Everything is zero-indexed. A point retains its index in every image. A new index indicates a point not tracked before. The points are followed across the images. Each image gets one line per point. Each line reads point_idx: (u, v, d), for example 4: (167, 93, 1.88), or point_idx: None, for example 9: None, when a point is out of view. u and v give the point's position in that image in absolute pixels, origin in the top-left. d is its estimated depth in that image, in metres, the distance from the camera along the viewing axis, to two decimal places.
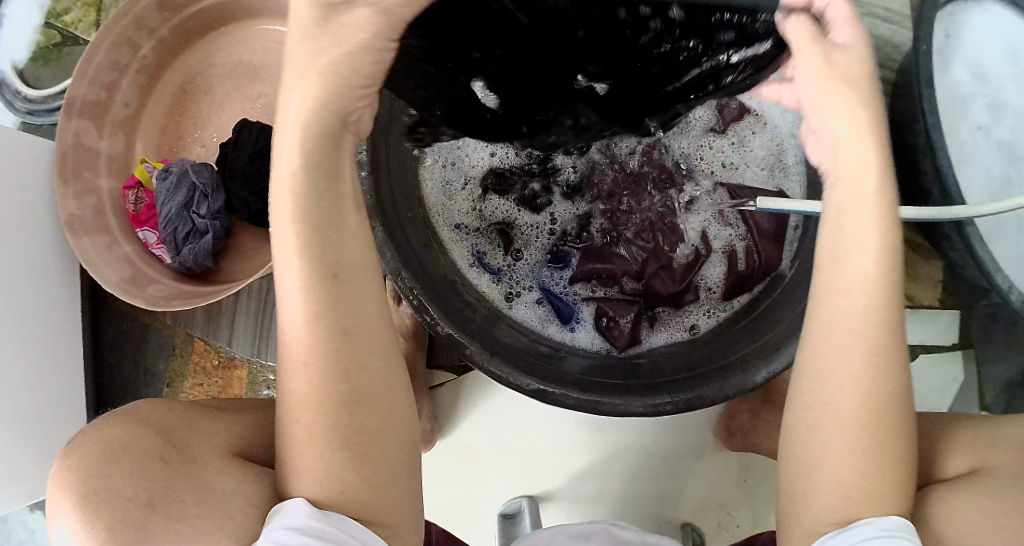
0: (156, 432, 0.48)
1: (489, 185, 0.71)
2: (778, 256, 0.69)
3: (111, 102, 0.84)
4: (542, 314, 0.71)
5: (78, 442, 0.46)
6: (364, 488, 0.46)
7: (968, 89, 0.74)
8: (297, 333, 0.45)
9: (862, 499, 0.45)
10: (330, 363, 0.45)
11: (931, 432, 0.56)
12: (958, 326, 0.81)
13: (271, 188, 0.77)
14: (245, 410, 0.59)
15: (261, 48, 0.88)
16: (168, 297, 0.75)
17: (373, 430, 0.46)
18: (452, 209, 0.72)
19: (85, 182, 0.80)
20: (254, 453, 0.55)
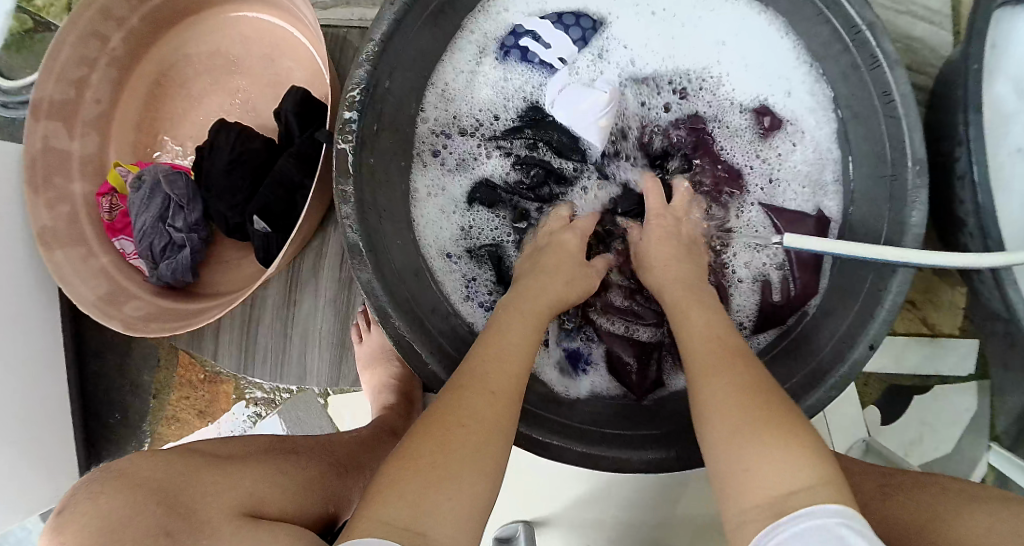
0: (157, 500, 0.46)
1: (479, 202, 0.72)
2: (815, 283, 0.68)
3: (81, 100, 0.78)
4: (553, 352, 0.69)
5: (66, 517, 0.44)
6: (444, 491, 0.43)
7: (1012, 106, 0.68)
8: (492, 368, 0.50)
9: (774, 480, 0.41)
10: (502, 396, 0.49)
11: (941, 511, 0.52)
12: (976, 355, 0.78)
13: (250, 201, 0.72)
14: (258, 460, 0.56)
15: (238, 37, 0.81)
16: (147, 318, 0.72)
17: (488, 449, 0.46)
18: (443, 232, 0.72)
19: (57, 189, 0.75)
20: (270, 508, 0.52)
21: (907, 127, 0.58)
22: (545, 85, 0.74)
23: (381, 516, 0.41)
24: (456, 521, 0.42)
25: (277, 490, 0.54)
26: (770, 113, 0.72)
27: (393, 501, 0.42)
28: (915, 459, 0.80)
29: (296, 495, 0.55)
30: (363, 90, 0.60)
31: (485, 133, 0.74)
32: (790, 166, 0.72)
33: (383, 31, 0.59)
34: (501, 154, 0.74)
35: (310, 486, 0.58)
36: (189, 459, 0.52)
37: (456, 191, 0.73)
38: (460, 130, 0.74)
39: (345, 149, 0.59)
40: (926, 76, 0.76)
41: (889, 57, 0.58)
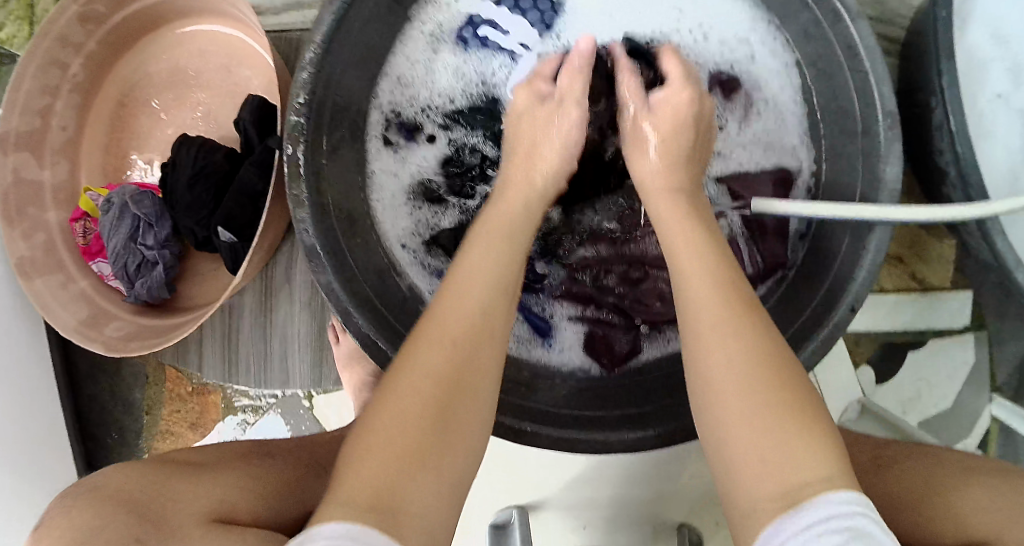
0: (128, 509, 0.46)
1: (422, 193, 0.71)
2: (781, 249, 0.67)
3: (46, 128, 0.79)
4: (524, 332, 0.68)
5: (48, 529, 0.45)
6: (415, 458, 0.41)
7: (985, 52, 0.66)
8: (444, 306, 0.48)
9: (794, 465, 0.38)
10: (463, 340, 0.46)
11: (939, 482, 0.51)
12: (970, 308, 0.77)
13: (214, 214, 0.72)
14: (233, 466, 0.58)
15: (195, 50, 0.81)
16: (126, 337, 0.73)
17: (450, 399, 0.43)
18: (398, 226, 0.70)
19: (31, 218, 0.76)
20: (243, 516, 0.52)
21: (874, 80, 0.57)
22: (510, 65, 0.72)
23: (346, 498, 0.38)
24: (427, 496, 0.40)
25: (249, 494, 0.54)
26: (727, 82, 0.70)
27: (361, 472, 0.40)
28: (913, 416, 0.78)
29: (268, 493, 0.56)
30: (308, 94, 0.60)
31: (439, 124, 0.72)
32: (751, 132, 0.70)
33: (324, 33, 0.59)
34: (454, 148, 0.72)
35: (283, 490, 0.58)
36: (161, 471, 0.52)
37: (407, 183, 0.71)
38: (413, 120, 0.72)
39: (294, 152, 0.59)
40: (896, 27, 0.74)
41: (852, 10, 0.56)
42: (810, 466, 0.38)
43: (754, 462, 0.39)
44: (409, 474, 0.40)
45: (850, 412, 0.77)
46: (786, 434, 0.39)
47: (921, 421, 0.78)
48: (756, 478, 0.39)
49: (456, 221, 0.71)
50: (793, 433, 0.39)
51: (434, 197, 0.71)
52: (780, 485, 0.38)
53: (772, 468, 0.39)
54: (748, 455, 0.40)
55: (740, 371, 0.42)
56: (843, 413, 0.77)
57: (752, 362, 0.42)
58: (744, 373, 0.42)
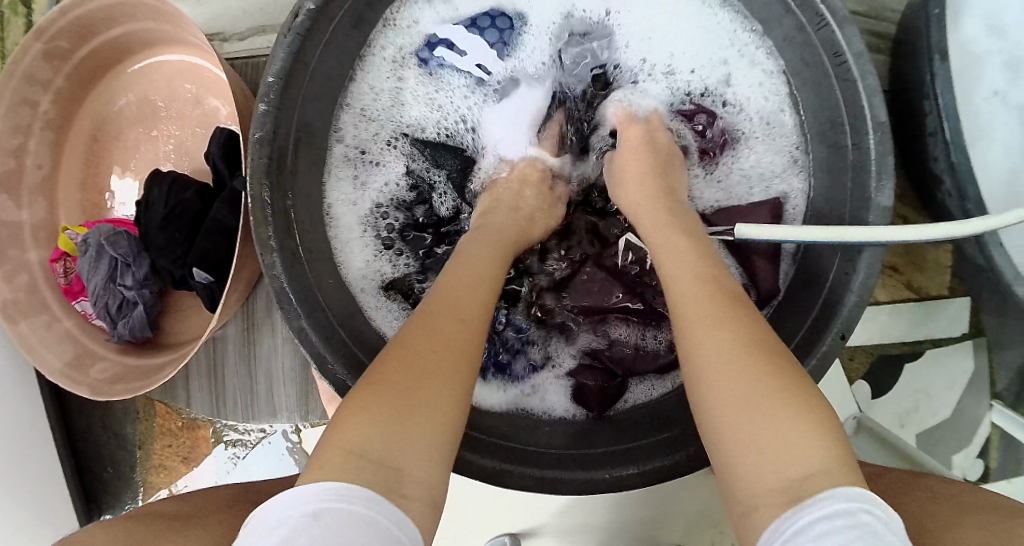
0: None
1: (387, 229, 0.69)
2: (774, 271, 0.64)
3: (21, 168, 0.78)
4: (498, 384, 0.66)
5: None
6: (420, 414, 0.41)
7: (983, 45, 0.60)
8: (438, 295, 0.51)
9: (794, 458, 0.38)
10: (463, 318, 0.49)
11: (930, 517, 0.49)
12: (968, 313, 0.73)
13: (190, 252, 0.71)
14: (212, 520, 0.57)
15: (163, 80, 0.80)
16: (112, 380, 0.73)
17: (460, 374, 0.45)
18: (365, 264, 0.68)
19: (11, 261, 0.76)
20: None
21: (866, 91, 0.54)
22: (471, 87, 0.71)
23: (354, 444, 0.39)
24: (429, 446, 0.41)
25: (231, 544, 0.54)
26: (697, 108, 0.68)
27: (362, 421, 0.41)
28: (912, 429, 0.76)
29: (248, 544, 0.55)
30: (268, 137, 0.58)
31: (397, 155, 0.70)
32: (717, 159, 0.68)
33: (278, 68, 0.57)
34: (415, 183, 0.70)
35: None
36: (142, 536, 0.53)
37: (366, 218, 0.68)
38: (379, 152, 0.70)
39: (261, 196, 0.58)
40: (886, 22, 0.69)
41: (838, 15, 0.53)
42: (811, 460, 0.38)
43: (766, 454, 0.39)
44: (416, 422, 0.41)
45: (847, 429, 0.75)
46: (785, 420, 0.39)
47: (919, 433, 0.75)
48: (757, 472, 0.39)
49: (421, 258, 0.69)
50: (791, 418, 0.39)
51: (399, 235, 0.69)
52: (780, 482, 0.38)
53: (772, 461, 0.39)
54: (759, 444, 0.39)
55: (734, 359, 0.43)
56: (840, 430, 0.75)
57: (745, 348, 0.43)
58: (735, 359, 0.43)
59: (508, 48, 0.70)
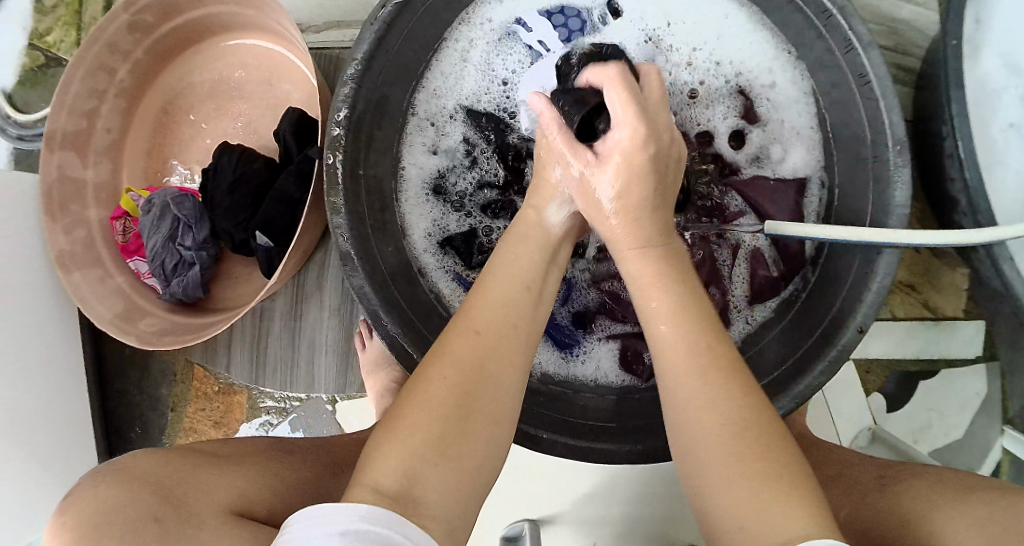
0: (152, 491, 0.47)
1: (442, 193, 0.73)
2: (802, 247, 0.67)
3: (92, 130, 0.82)
4: (552, 356, 0.69)
5: (76, 500, 0.46)
6: (432, 451, 0.44)
7: (999, 80, 0.68)
8: (475, 304, 0.51)
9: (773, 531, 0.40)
10: (485, 337, 0.49)
11: (953, 496, 0.51)
12: (982, 337, 0.78)
13: (253, 217, 0.75)
14: (254, 462, 0.58)
15: (238, 62, 0.85)
16: (160, 333, 0.75)
17: (479, 398, 0.46)
18: (420, 225, 0.72)
19: (73, 215, 0.79)
20: (258, 510, 0.52)
21: (885, 108, 0.59)
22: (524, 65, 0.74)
23: (374, 481, 0.42)
24: (449, 478, 0.44)
25: (270, 490, 0.55)
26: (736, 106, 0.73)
27: (384, 464, 0.43)
28: (925, 446, 0.79)
29: (285, 494, 0.56)
30: (348, 108, 0.62)
31: (460, 127, 0.74)
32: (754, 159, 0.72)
33: (364, 51, 0.62)
34: (473, 152, 0.74)
35: (300, 489, 0.58)
36: (185, 457, 0.53)
37: (425, 183, 0.73)
38: (443, 123, 0.74)
39: (332, 160, 0.61)
40: (912, 57, 0.77)
41: (864, 41, 0.59)
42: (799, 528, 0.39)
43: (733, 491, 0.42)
44: (439, 452, 0.44)
45: (860, 440, 0.78)
46: (764, 491, 0.41)
47: (932, 450, 0.79)
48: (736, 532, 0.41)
49: (470, 223, 0.73)
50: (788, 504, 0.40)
51: (450, 199, 0.73)
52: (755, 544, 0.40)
53: (748, 532, 0.41)
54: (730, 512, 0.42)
55: (714, 431, 0.44)
56: (853, 441, 0.78)
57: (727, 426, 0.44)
58: (718, 433, 0.44)
59: (573, 36, 0.74)
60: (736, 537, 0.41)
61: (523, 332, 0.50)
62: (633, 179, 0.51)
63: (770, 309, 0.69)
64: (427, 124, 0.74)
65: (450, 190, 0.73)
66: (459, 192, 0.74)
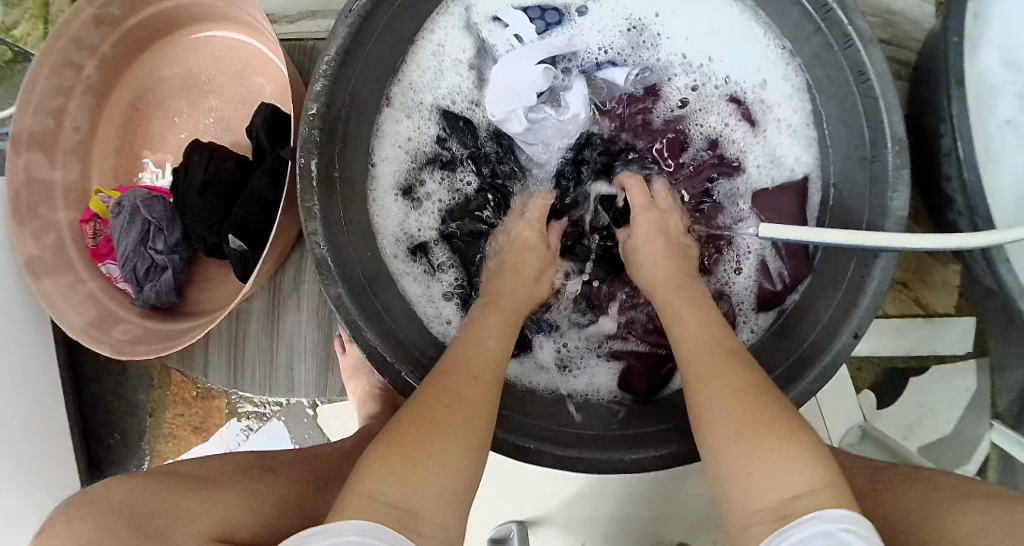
0: (128, 523, 0.46)
1: (413, 198, 0.72)
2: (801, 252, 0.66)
3: (60, 129, 0.79)
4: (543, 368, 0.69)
5: (46, 537, 0.45)
6: (433, 466, 0.44)
7: (998, 77, 0.65)
8: (469, 353, 0.53)
9: (784, 480, 0.40)
10: (484, 376, 0.51)
11: (941, 504, 0.51)
12: (973, 333, 0.77)
13: (225, 220, 0.72)
14: (236, 481, 0.57)
15: (209, 56, 0.82)
16: (134, 341, 0.73)
17: (476, 424, 0.47)
18: (394, 230, 0.71)
19: (41, 218, 0.76)
20: (242, 534, 0.51)
21: (884, 107, 0.57)
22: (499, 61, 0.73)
23: (374, 493, 0.41)
24: (447, 497, 0.43)
25: (250, 512, 0.54)
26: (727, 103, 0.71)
27: (380, 478, 0.42)
28: (914, 442, 0.78)
29: (267, 512, 0.55)
30: (321, 106, 0.59)
31: (432, 126, 0.73)
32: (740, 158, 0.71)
33: (338, 45, 0.59)
34: (446, 155, 0.73)
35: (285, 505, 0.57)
36: (158, 482, 0.52)
37: (397, 186, 0.71)
38: (413, 121, 0.72)
39: (307, 163, 0.59)
40: (907, 50, 0.74)
41: (864, 35, 0.56)
42: (797, 481, 0.40)
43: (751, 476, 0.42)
44: (440, 468, 0.44)
45: (851, 437, 0.77)
46: (771, 447, 0.42)
47: (921, 446, 0.78)
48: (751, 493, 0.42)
49: (442, 230, 0.72)
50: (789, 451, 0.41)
51: (421, 207, 0.72)
52: (771, 502, 0.40)
53: (761, 487, 0.41)
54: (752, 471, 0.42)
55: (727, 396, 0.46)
56: (843, 438, 0.77)
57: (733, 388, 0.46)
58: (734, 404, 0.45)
59: (550, 29, 0.73)
60: (747, 497, 0.42)
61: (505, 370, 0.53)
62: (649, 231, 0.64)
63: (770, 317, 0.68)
64: (400, 123, 0.72)
65: (421, 197, 0.72)
66: (427, 198, 0.72)
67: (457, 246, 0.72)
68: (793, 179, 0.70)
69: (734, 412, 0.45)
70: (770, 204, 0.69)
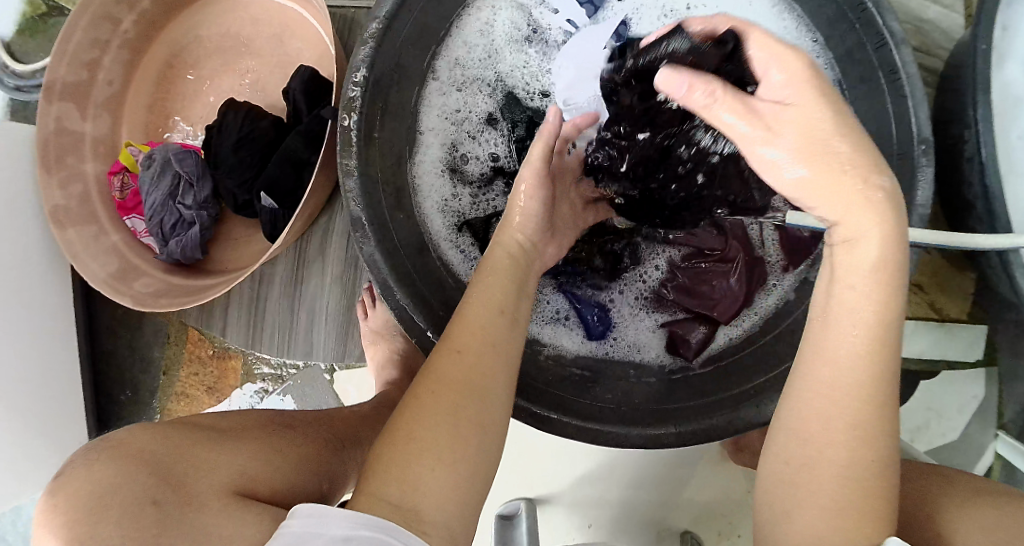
0: (150, 471, 0.46)
1: (456, 171, 0.72)
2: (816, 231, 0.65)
3: (93, 82, 0.79)
4: (576, 336, 0.70)
5: (65, 481, 0.45)
6: (428, 463, 0.45)
7: (1022, 89, 0.67)
8: (472, 308, 0.52)
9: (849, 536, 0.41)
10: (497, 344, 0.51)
11: (957, 496, 0.51)
12: (983, 342, 0.78)
13: (257, 178, 0.73)
14: (255, 438, 0.57)
15: (247, 18, 0.82)
16: (155, 294, 0.73)
17: (465, 410, 0.47)
18: (433, 197, 0.71)
19: (69, 169, 0.76)
20: (260, 489, 0.51)
21: (913, 105, 0.58)
22: (561, 45, 0.73)
23: (378, 493, 0.44)
24: (449, 494, 0.45)
25: (271, 469, 0.54)
26: None
27: (381, 478, 0.45)
28: (921, 445, 0.80)
29: (288, 471, 0.55)
30: (366, 69, 0.60)
31: (485, 100, 0.73)
32: None
33: (387, 10, 0.60)
34: (495, 131, 0.73)
35: (298, 464, 0.57)
36: (183, 435, 0.52)
37: (440, 157, 0.72)
38: (463, 91, 0.73)
39: (349, 125, 0.59)
40: (935, 58, 0.76)
41: (897, 36, 0.58)
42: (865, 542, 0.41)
43: (820, 505, 0.42)
44: (439, 465, 0.45)
45: None
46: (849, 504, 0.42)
47: (928, 449, 0.79)
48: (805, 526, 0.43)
49: (486, 205, 0.72)
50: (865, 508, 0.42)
51: (463, 178, 0.72)
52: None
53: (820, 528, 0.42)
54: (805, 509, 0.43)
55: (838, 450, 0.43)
56: None
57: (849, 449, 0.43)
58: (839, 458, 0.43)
59: (598, 13, 0.73)
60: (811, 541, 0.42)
61: (506, 351, 0.51)
62: (810, 142, 0.45)
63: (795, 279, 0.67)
64: (447, 94, 0.73)
65: (465, 168, 0.72)
66: (472, 172, 0.72)
67: (496, 220, 0.72)
68: None
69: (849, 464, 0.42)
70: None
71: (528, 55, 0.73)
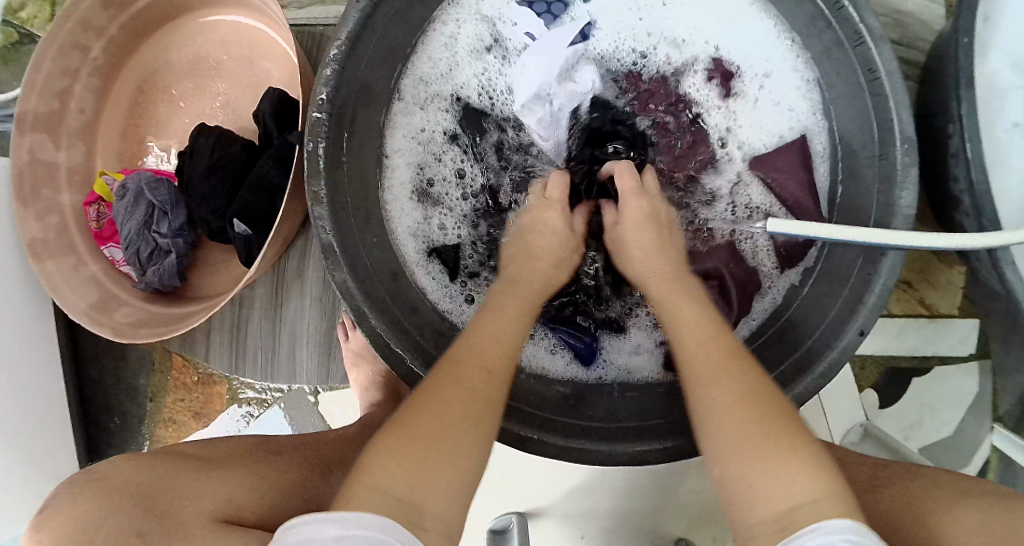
0: (136, 503, 0.46)
1: (427, 195, 0.71)
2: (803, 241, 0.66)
3: (65, 111, 0.78)
4: (563, 357, 0.69)
5: (50, 515, 0.45)
6: (438, 459, 0.44)
7: (1007, 80, 0.65)
8: (473, 341, 0.52)
9: (788, 491, 0.41)
10: (497, 373, 0.50)
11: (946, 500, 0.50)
12: (977, 336, 0.77)
13: (231, 205, 0.72)
14: (239, 465, 0.57)
15: (216, 39, 0.81)
16: (136, 324, 0.73)
17: (476, 411, 0.47)
18: (406, 221, 0.70)
19: (45, 200, 0.76)
20: (247, 516, 0.51)
21: (894, 105, 0.56)
22: (517, 54, 0.72)
23: (378, 486, 0.42)
24: (450, 494, 0.44)
25: (259, 494, 0.54)
26: (724, 75, 0.71)
27: (382, 472, 0.42)
28: (914, 443, 0.78)
29: (275, 495, 0.55)
30: (331, 91, 0.59)
31: (453, 120, 0.72)
32: (753, 136, 0.71)
33: (349, 31, 0.58)
34: (460, 148, 0.72)
35: (289, 489, 0.57)
36: (170, 464, 0.52)
37: (411, 181, 0.71)
38: (430, 111, 0.72)
39: (315, 149, 0.58)
40: (917, 50, 0.74)
41: (875, 33, 0.56)
42: (802, 492, 0.41)
43: (750, 466, 0.43)
44: (444, 461, 0.44)
45: (852, 435, 0.77)
46: (780, 459, 0.42)
47: (922, 447, 0.78)
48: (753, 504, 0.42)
49: (459, 228, 0.71)
50: (785, 457, 0.42)
51: (436, 203, 0.71)
52: (774, 512, 0.41)
53: (762, 496, 0.42)
54: (753, 482, 0.43)
55: (729, 413, 0.46)
56: (844, 437, 0.78)
57: (742, 404, 0.46)
58: (737, 419, 0.45)
59: (557, 20, 0.73)
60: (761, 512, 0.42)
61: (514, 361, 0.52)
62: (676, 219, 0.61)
63: (794, 277, 0.68)
64: (414, 115, 0.71)
65: (438, 193, 0.71)
66: (444, 197, 0.72)
67: (471, 247, 0.71)
68: (788, 140, 0.70)
69: (738, 422, 0.45)
70: (775, 164, 0.69)
71: (495, 70, 0.73)
